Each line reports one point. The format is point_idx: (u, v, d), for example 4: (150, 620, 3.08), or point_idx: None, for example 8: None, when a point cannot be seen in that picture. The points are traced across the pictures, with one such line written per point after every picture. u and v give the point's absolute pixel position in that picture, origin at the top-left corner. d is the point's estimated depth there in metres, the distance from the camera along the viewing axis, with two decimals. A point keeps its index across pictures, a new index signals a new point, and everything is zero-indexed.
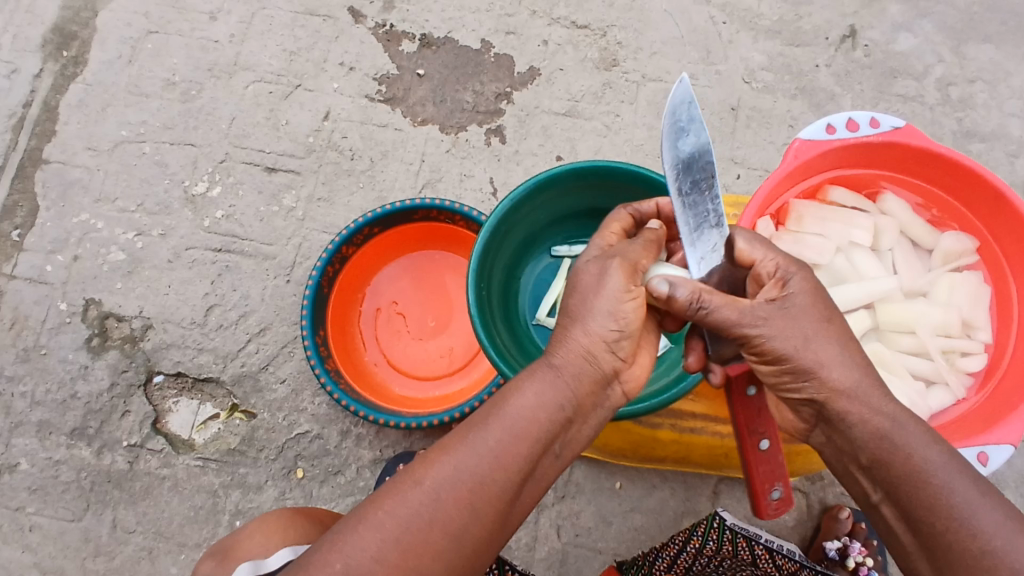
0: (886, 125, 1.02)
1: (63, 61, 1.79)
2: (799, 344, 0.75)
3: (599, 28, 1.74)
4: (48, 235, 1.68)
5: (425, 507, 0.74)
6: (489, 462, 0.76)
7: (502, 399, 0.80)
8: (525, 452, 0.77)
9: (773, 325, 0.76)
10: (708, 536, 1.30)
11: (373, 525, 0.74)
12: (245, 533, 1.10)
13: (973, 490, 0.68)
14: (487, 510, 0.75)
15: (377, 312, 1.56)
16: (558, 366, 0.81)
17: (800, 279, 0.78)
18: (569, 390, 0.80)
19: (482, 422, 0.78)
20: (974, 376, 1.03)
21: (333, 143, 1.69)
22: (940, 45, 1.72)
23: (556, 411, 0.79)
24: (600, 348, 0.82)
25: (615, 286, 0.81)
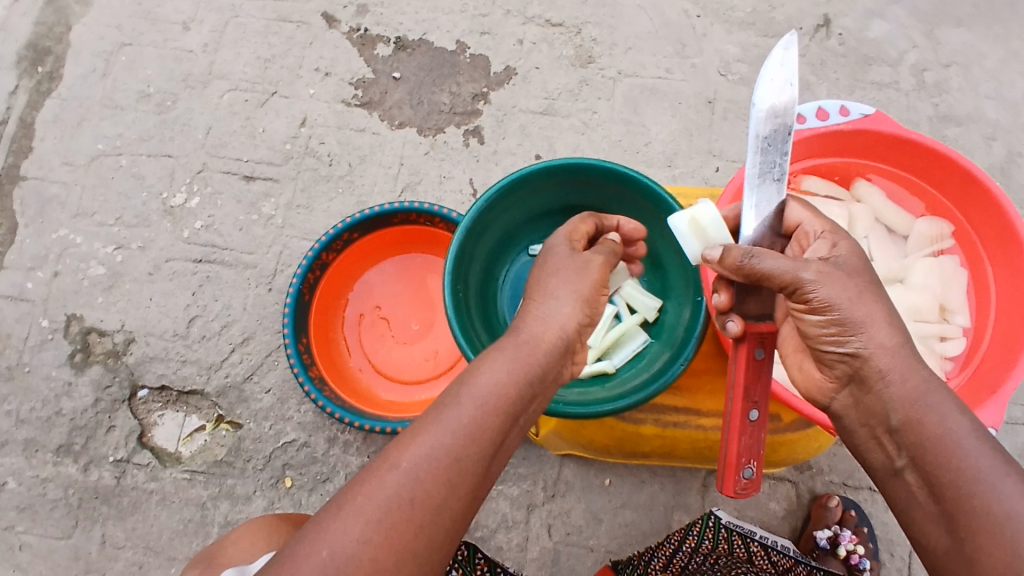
0: (855, 113, 1.01)
1: (38, 77, 1.78)
2: (853, 298, 0.77)
3: (573, 25, 1.74)
4: (27, 251, 1.67)
5: (403, 488, 0.72)
6: (464, 435, 0.76)
7: (470, 377, 0.80)
8: (496, 424, 0.78)
9: (830, 275, 0.77)
10: (703, 535, 1.30)
11: (352, 512, 0.71)
12: (231, 539, 1.10)
13: (998, 459, 0.70)
14: (464, 485, 0.74)
15: (360, 318, 1.55)
16: (527, 342, 0.83)
17: (849, 242, 0.82)
18: (538, 364, 0.82)
19: (452, 399, 0.78)
20: (954, 360, 1.03)
21: (310, 150, 1.68)
22: (913, 31, 1.73)
23: (520, 383, 0.81)
24: (576, 329, 0.87)
25: (599, 276, 0.89)
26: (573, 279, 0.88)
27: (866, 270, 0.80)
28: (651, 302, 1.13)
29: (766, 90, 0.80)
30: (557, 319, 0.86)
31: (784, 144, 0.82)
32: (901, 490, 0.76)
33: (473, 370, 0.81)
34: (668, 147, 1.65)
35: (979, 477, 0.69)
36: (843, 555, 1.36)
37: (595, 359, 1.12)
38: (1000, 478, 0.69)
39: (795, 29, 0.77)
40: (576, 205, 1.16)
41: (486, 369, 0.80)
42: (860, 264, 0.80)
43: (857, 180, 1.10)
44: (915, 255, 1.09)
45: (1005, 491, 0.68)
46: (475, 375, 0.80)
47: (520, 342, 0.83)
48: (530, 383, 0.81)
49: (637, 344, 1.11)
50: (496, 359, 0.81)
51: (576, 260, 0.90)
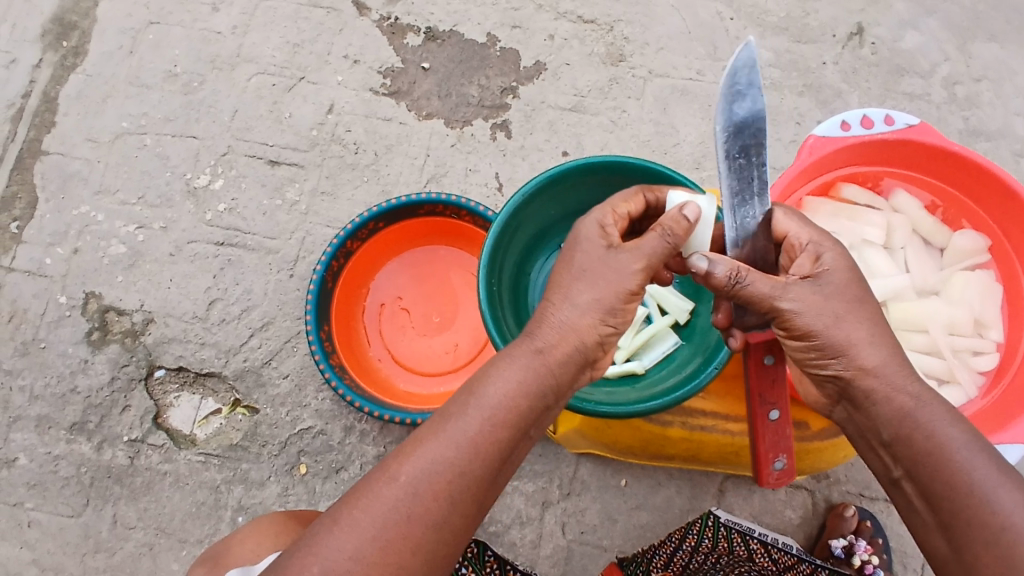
0: (900, 123, 1.01)
1: (63, 52, 1.76)
2: (830, 323, 0.77)
3: (605, 23, 1.73)
4: (47, 227, 1.66)
5: (403, 503, 0.75)
6: (466, 450, 0.77)
7: (478, 388, 0.81)
8: (502, 438, 0.79)
9: (805, 300, 0.78)
10: (703, 534, 1.29)
11: (349, 525, 0.74)
12: (236, 538, 1.08)
13: (993, 470, 0.70)
14: (465, 500, 0.77)
15: (381, 308, 1.55)
16: (544, 352, 0.82)
17: (833, 255, 0.81)
18: (550, 376, 0.81)
19: (457, 411, 0.79)
20: (986, 376, 1.02)
21: (336, 137, 1.67)
22: (946, 43, 1.72)
23: (531, 394, 0.80)
24: (595, 340, 0.83)
25: (628, 284, 0.82)
26: (599, 286, 0.82)
27: (848, 288, 0.79)
28: (683, 304, 1.13)
29: (727, 110, 0.81)
30: (578, 328, 0.82)
31: (757, 157, 0.82)
32: (902, 499, 0.77)
33: (482, 381, 0.81)
34: (696, 149, 1.65)
35: (974, 489, 0.70)
36: (858, 565, 1.35)
37: (625, 359, 1.12)
38: (996, 490, 0.69)
39: (749, 38, 0.78)
40: None
41: (494, 380, 0.80)
42: (844, 281, 0.79)
43: (895, 190, 1.09)
44: (950, 271, 1.07)
45: (1001, 503, 0.69)
46: (485, 385, 0.80)
47: (535, 352, 0.82)
48: (540, 396, 0.81)
49: (668, 346, 1.11)
50: (508, 369, 0.80)
51: (609, 261, 0.83)
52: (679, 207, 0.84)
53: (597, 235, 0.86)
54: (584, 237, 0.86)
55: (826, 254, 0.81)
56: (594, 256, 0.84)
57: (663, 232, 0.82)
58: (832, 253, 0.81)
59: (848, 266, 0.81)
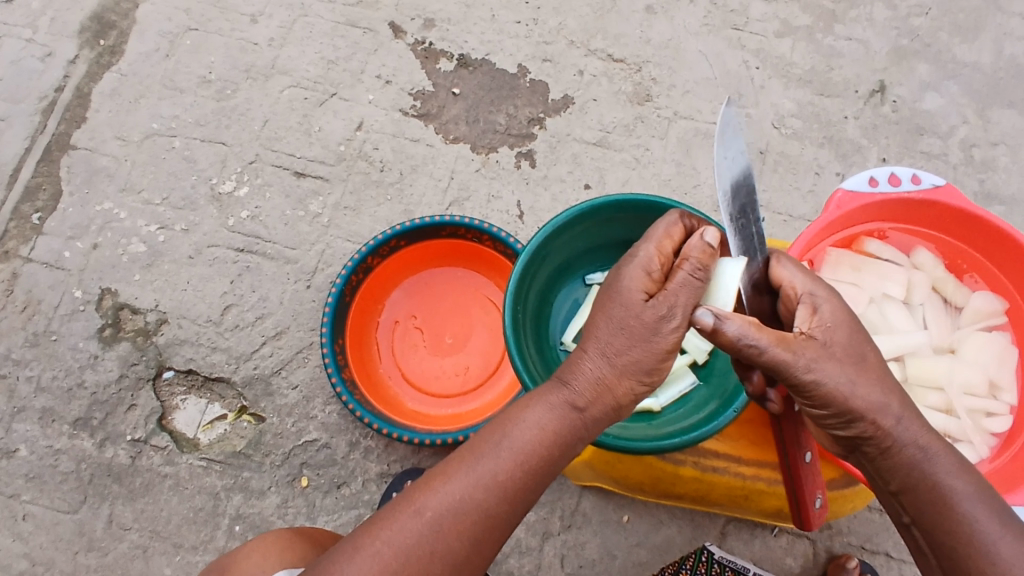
0: (927, 183, 1.03)
1: (99, 49, 1.79)
2: (848, 390, 0.76)
3: (635, 63, 1.77)
4: (69, 220, 1.67)
5: (426, 538, 0.77)
6: (493, 492, 0.79)
7: (511, 430, 0.82)
8: (529, 484, 0.81)
9: (822, 368, 0.76)
10: (695, 569, 1.37)
11: (372, 555, 0.77)
12: (244, 552, 1.06)
13: (995, 523, 0.73)
14: (487, 540, 0.79)
15: (395, 325, 1.56)
16: (583, 410, 0.82)
17: (829, 306, 0.80)
18: (583, 429, 0.82)
19: (488, 450, 0.81)
20: (998, 437, 1.02)
21: (363, 153, 1.69)
22: (965, 107, 1.76)
23: (562, 446, 0.82)
24: (629, 397, 0.83)
25: (667, 346, 0.79)
26: (637, 346, 0.80)
27: (850, 343, 0.78)
28: (703, 344, 1.14)
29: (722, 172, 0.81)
30: (616, 387, 0.81)
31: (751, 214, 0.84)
32: (911, 543, 0.80)
33: (518, 425, 0.82)
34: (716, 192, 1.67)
35: (976, 541, 0.73)
36: None
37: None
38: (999, 540, 0.72)
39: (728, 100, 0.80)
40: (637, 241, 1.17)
41: (527, 422, 0.82)
42: (845, 336, 0.78)
43: (917, 248, 1.10)
44: (967, 328, 1.08)
45: (1004, 554, 0.72)
46: (515, 429, 0.82)
47: (571, 406, 0.82)
48: (570, 446, 0.83)
49: (684, 385, 1.12)
50: (542, 418, 0.82)
51: (651, 319, 0.78)
52: (700, 234, 0.79)
53: (640, 285, 0.80)
54: (625, 287, 0.81)
55: (821, 305, 0.80)
56: (633, 311, 0.80)
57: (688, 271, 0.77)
58: (828, 302, 0.80)
59: (846, 315, 0.80)
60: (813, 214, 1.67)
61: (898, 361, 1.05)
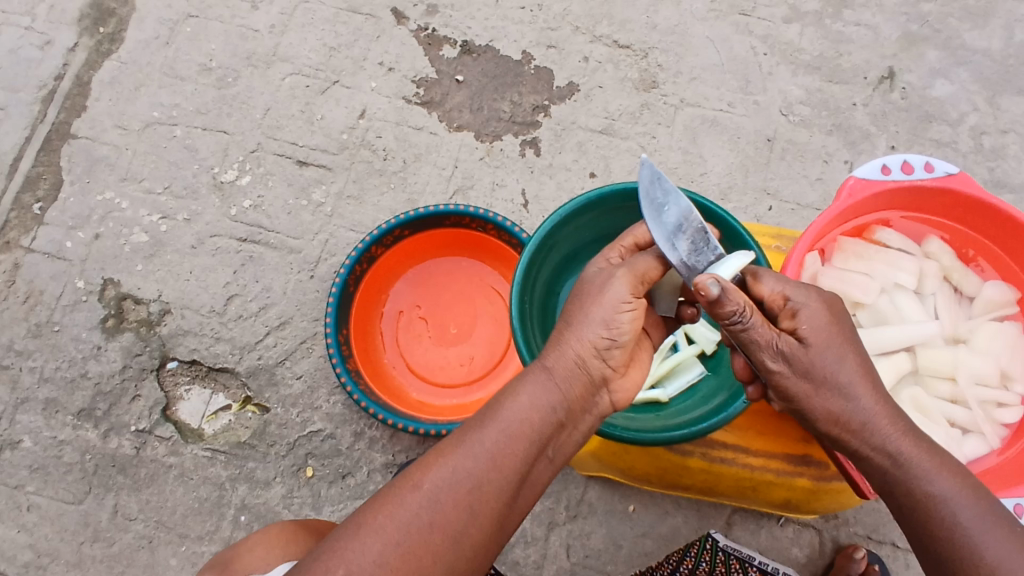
0: (940, 171, 1.00)
1: (99, 38, 1.77)
2: (814, 389, 0.79)
3: (640, 49, 1.74)
4: (70, 210, 1.65)
5: (425, 510, 0.74)
6: (486, 460, 0.77)
7: (496, 403, 0.82)
8: (520, 450, 0.79)
9: (786, 365, 0.79)
10: (700, 558, 1.32)
11: (374, 530, 0.73)
12: (245, 546, 1.06)
13: (977, 523, 0.72)
14: (485, 511, 0.76)
15: (399, 315, 1.55)
16: (551, 369, 0.83)
17: (811, 314, 0.79)
18: (559, 391, 0.82)
19: (478, 423, 0.80)
20: (1009, 429, 1.01)
21: (366, 142, 1.68)
22: (975, 94, 1.74)
23: (548, 413, 0.81)
24: (593, 357, 0.84)
25: (617, 295, 0.84)
26: (587, 301, 0.86)
27: (831, 347, 0.79)
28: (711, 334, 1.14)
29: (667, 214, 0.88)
30: (577, 346, 0.84)
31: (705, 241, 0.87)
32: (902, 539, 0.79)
33: (502, 397, 0.82)
34: (722, 180, 1.65)
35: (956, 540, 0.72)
36: None
37: (648, 386, 1.13)
38: (979, 539, 0.71)
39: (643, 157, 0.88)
40: None
41: (511, 393, 0.82)
42: (822, 347, 0.78)
43: (928, 236, 1.09)
44: (978, 318, 1.07)
45: (984, 553, 0.70)
46: (503, 402, 0.81)
47: (545, 370, 0.83)
48: (552, 411, 0.81)
49: (692, 376, 1.11)
50: (523, 386, 0.82)
51: (604, 279, 0.86)
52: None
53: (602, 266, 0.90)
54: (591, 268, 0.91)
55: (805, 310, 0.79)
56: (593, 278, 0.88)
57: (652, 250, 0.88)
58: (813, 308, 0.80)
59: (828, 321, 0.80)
60: (822, 202, 1.65)
61: (909, 352, 1.04)
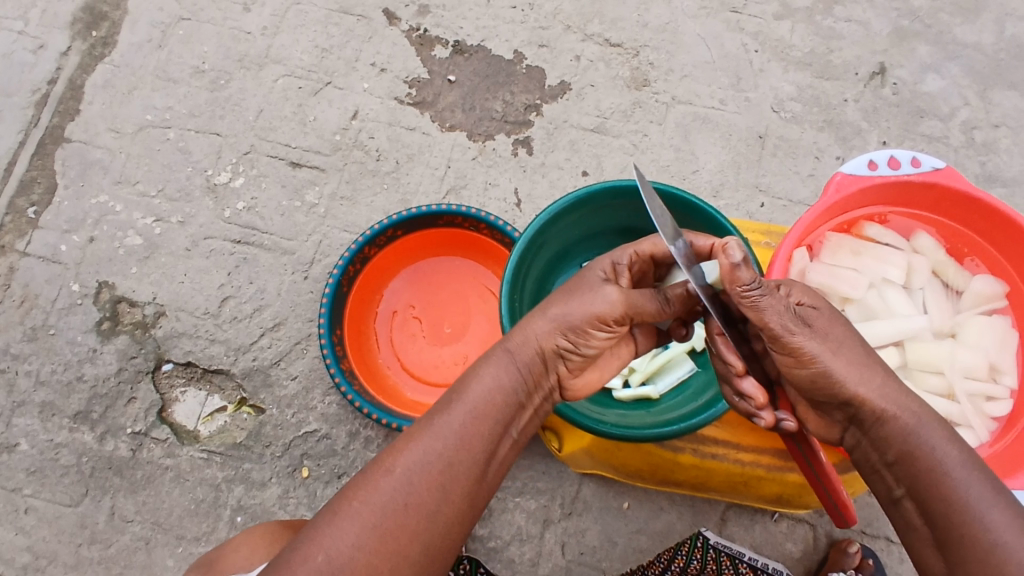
0: (927, 166, 1.01)
1: (92, 41, 1.77)
2: (839, 341, 0.77)
3: (632, 47, 1.75)
4: (65, 214, 1.66)
5: (399, 493, 0.75)
6: (454, 441, 0.78)
7: (461, 385, 0.82)
8: (486, 430, 0.79)
9: (806, 328, 0.76)
10: (692, 555, 1.33)
11: (350, 515, 0.74)
12: (232, 546, 1.06)
13: (986, 490, 0.67)
14: (456, 489, 0.77)
15: (393, 315, 1.55)
16: (514, 353, 0.82)
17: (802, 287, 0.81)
18: (521, 373, 0.82)
19: (443, 405, 0.80)
20: (998, 422, 1.01)
21: (359, 143, 1.68)
22: (966, 89, 1.74)
23: (511, 394, 0.82)
24: (558, 350, 0.84)
25: (602, 310, 0.81)
26: (574, 303, 0.83)
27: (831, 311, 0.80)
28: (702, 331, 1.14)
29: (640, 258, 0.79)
30: (542, 335, 0.83)
31: None
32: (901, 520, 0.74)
33: (466, 378, 0.82)
34: (715, 177, 1.66)
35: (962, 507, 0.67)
36: None
37: (639, 382, 1.14)
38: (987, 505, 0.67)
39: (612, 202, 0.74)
40: (634, 229, 1.16)
41: (474, 375, 0.82)
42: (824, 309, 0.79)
43: (917, 232, 1.09)
44: (967, 312, 1.07)
45: (991, 519, 0.66)
46: (468, 384, 0.81)
47: (507, 353, 0.83)
48: (515, 392, 0.82)
49: (683, 372, 1.13)
50: (486, 367, 0.82)
51: (596, 289, 0.83)
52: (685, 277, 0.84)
53: (604, 269, 0.86)
54: (593, 267, 0.87)
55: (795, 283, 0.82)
56: (587, 283, 0.84)
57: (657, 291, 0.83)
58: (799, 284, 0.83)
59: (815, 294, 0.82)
60: (814, 198, 1.66)
61: (897, 346, 1.04)
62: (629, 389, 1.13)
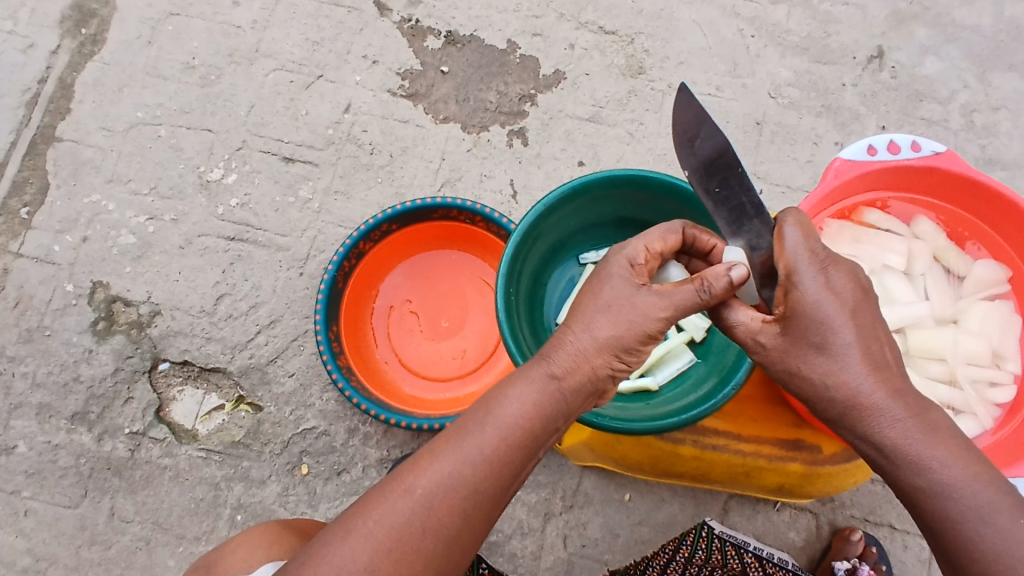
0: (926, 150, 0.99)
1: (81, 39, 1.75)
2: (832, 369, 0.74)
3: (626, 34, 1.73)
4: (58, 214, 1.64)
5: (417, 515, 0.74)
6: (483, 468, 0.76)
7: (494, 404, 0.80)
8: (517, 457, 0.78)
9: (807, 355, 0.75)
10: (697, 545, 1.33)
11: (362, 535, 0.73)
12: (229, 547, 1.06)
13: (990, 494, 0.69)
14: (477, 516, 0.76)
15: (390, 310, 1.54)
16: (559, 379, 0.80)
17: (817, 284, 0.75)
18: (563, 400, 0.80)
19: (474, 426, 0.78)
20: (1001, 409, 1.00)
21: (352, 136, 1.67)
22: (966, 71, 1.72)
23: (548, 421, 0.80)
24: (606, 372, 0.82)
25: (649, 326, 0.79)
26: (619, 323, 0.80)
27: (844, 320, 0.74)
28: (701, 322, 1.13)
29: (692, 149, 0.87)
30: (592, 358, 0.80)
31: (742, 182, 0.84)
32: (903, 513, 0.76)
33: (500, 397, 0.80)
34: None
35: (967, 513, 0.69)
36: None
37: (637, 375, 1.13)
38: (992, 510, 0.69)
39: (683, 84, 0.87)
40: (631, 218, 1.15)
41: (510, 397, 0.79)
42: (832, 312, 0.74)
43: (917, 217, 1.07)
44: (969, 298, 1.05)
45: (999, 525, 0.68)
46: (503, 405, 0.79)
47: (550, 377, 0.80)
48: (553, 419, 0.80)
49: (682, 363, 1.11)
50: (524, 390, 0.79)
51: (636, 300, 0.80)
52: (726, 266, 0.77)
53: (628, 271, 0.82)
54: (613, 272, 0.82)
55: (803, 281, 0.75)
56: (621, 292, 0.81)
57: (699, 286, 0.77)
58: (812, 278, 0.75)
59: (828, 289, 0.75)
60: (812, 184, 1.64)
61: (899, 334, 1.03)
62: (628, 381, 1.12)
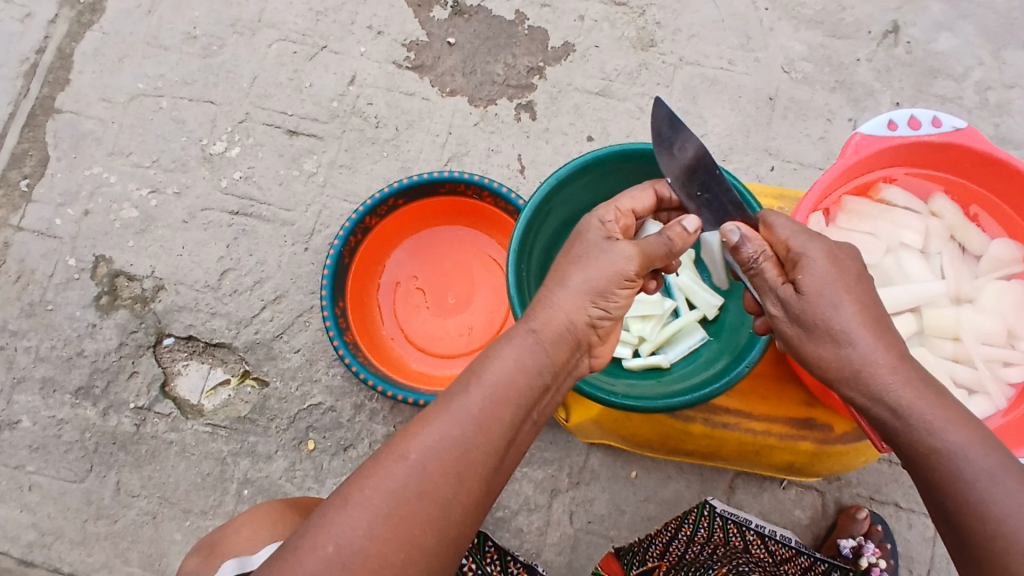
0: (948, 126, 0.97)
1: (79, 8, 1.71)
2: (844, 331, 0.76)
3: (637, 6, 1.69)
4: (58, 186, 1.62)
5: (413, 479, 0.72)
6: (472, 427, 0.75)
7: (479, 367, 0.79)
8: (506, 415, 0.77)
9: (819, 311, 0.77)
10: (699, 524, 1.33)
11: (359, 503, 0.71)
12: (234, 527, 1.05)
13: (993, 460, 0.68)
14: (473, 476, 0.74)
15: (396, 286, 1.52)
16: (538, 332, 0.82)
17: (818, 252, 0.80)
18: (545, 353, 0.81)
19: (460, 389, 0.77)
20: (1015, 388, 0.99)
21: (357, 109, 1.64)
22: (980, 47, 1.69)
23: (534, 376, 0.80)
24: (585, 321, 0.85)
25: (624, 268, 0.84)
26: (592, 269, 0.85)
27: (847, 285, 0.78)
28: (713, 300, 1.11)
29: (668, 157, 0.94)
30: (568, 308, 0.84)
31: (721, 185, 0.91)
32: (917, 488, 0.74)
33: (485, 360, 0.80)
34: (722, 141, 1.62)
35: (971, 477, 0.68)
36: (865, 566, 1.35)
37: (649, 352, 1.12)
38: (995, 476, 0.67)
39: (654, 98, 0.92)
40: None
41: (493, 358, 0.79)
42: (834, 275, 0.78)
43: (936, 194, 1.06)
44: (985, 277, 1.04)
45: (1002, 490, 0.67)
46: (487, 364, 0.79)
47: (530, 333, 0.82)
48: (538, 374, 0.80)
49: (694, 341, 1.10)
50: (507, 349, 0.80)
51: (604, 248, 0.86)
52: (680, 218, 0.88)
53: (598, 227, 0.89)
54: (585, 230, 0.89)
55: (808, 249, 0.80)
56: (591, 244, 0.87)
57: (661, 235, 0.87)
58: (815, 245, 0.80)
59: (830, 257, 0.80)
60: (824, 161, 1.62)
61: (913, 313, 1.02)
62: (639, 358, 1.11)
